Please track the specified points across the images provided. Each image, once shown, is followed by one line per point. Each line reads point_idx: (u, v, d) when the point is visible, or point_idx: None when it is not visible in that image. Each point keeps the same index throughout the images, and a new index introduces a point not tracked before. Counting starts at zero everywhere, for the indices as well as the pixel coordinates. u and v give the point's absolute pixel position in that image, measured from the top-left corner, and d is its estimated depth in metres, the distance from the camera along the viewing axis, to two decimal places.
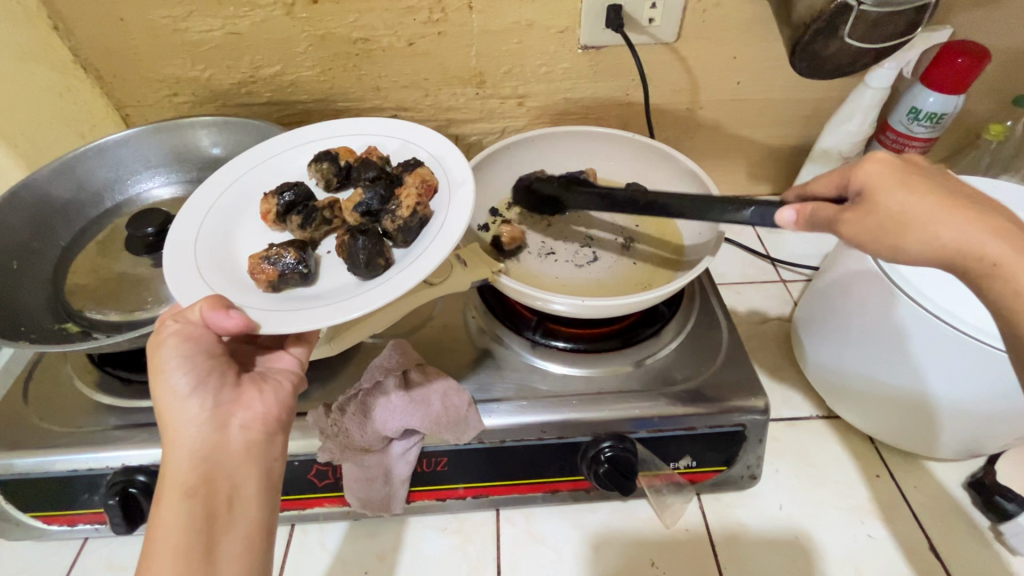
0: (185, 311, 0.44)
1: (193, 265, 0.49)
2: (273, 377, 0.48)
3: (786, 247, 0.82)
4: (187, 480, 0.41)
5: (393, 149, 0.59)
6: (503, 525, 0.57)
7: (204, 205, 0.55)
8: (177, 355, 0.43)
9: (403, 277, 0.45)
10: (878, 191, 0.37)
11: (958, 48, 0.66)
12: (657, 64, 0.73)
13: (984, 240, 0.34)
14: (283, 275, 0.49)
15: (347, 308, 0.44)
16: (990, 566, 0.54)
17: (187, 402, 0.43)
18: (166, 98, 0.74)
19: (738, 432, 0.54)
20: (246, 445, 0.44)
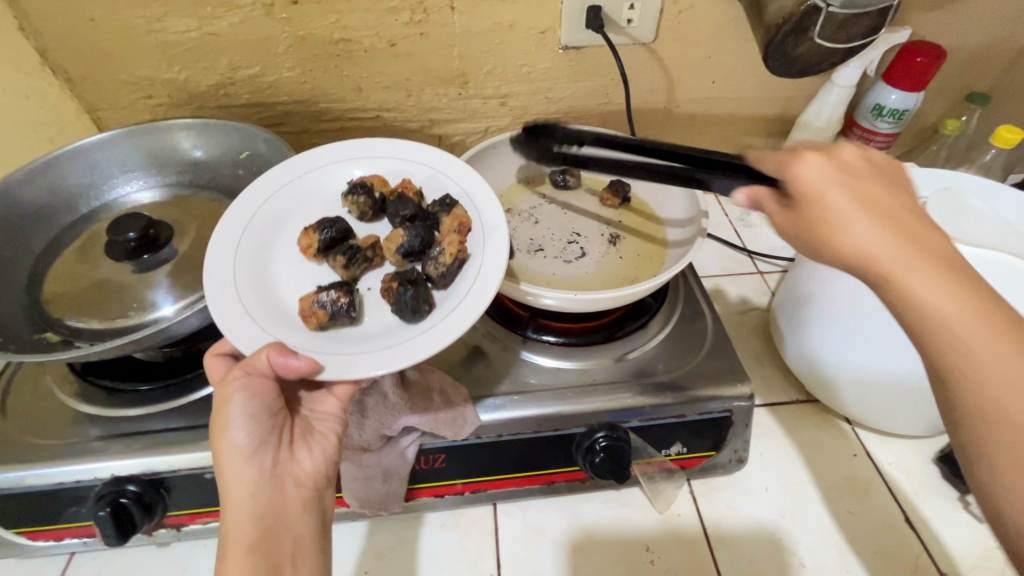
0: (251, 360, 0.44)
1: (239, 302, 0.49)
2: (320, 430, 0.49)
3: (761, 240, 0.85)
4: (250, 536, 0.43)
5: (422, 180, 0.60)
6: (500, 518, 0.58)
7: (236, 232, 0.54)
8: (243, 413, 0.45)
9: (451, 320, 0.47)
10: (818, 188, 0.38)
11: (917, 48, 0.70)
12: (634, 63, 0.75)
13: (884, 243, 0.35)
14: (332, 316, 0.49)
15: (402, 354, 0.46)
16: (959, 533, 0.57)
17: (245, 462, 0.45)
18: (140, 100, 0.73)
19: (726, 418, 0.56)
20: (300, 500, 0.47)
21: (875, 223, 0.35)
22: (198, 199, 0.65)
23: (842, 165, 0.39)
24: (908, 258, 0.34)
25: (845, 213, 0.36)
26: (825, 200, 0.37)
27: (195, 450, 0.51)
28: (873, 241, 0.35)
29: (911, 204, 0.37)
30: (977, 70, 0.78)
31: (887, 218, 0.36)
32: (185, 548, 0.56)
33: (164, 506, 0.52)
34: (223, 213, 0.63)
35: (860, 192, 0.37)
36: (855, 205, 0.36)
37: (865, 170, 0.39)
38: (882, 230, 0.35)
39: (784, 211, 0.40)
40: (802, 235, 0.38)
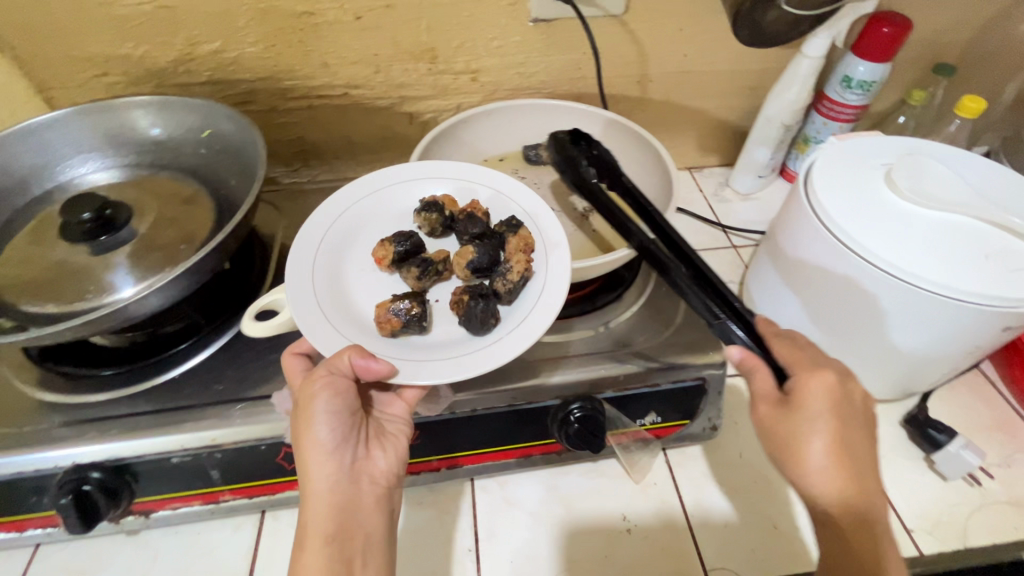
0: (333, 361, 0.46)
1: (316, 303, 0.49)
2: (391, 430, 0.50)
3: (735, 215, 0.86)
4: (327, 527, 0.45)
5: (486, 200, 0.59)
6: (478, 493, 0.58)
7: (317, 236, 0.54)
8: (328, 409, 0.46)
9: (517, 335, 0.47)
10: (813, 409, 0.40)
11: (885, 18, 0.70)
12: (606, 36, 0.74)
13: (827, 484, 0.40)
14: (405, 324, 0.49)
15: (468, 365, 0.46)
16: (926, 492, 0.58)
17: (327, 456, 0.47)
18: (94, 78, 0.70)
19: (699, 385, 0.55)
20: (374, 498, 0.48)
21: (834, 462, 0.40)
22: (159, 180, 0.63)
23: (842, 395, 0.41)
24: (844, 506, 0.39)
25: (815, 449, 0.40)
26: (807, 426, 0.40)
27: (158, 433, 0.49)
28: (821, 475, 0.40)
29: (871, 450, 0.41)
30: (943, 40, 0.78)
31: (849, 462, 0.40)
32: (155, 534, 0.55)
33: (130, 493, 0.50)
34: (186, 194, 0.62)
35: (840, 433, 0.40)
36: (829, 447, 0.40)
37: (852, 408, 0.41)
38: (834, 472, 0.40)
39: (772, 399, 0.42)
40: (771, 432, 0.42)
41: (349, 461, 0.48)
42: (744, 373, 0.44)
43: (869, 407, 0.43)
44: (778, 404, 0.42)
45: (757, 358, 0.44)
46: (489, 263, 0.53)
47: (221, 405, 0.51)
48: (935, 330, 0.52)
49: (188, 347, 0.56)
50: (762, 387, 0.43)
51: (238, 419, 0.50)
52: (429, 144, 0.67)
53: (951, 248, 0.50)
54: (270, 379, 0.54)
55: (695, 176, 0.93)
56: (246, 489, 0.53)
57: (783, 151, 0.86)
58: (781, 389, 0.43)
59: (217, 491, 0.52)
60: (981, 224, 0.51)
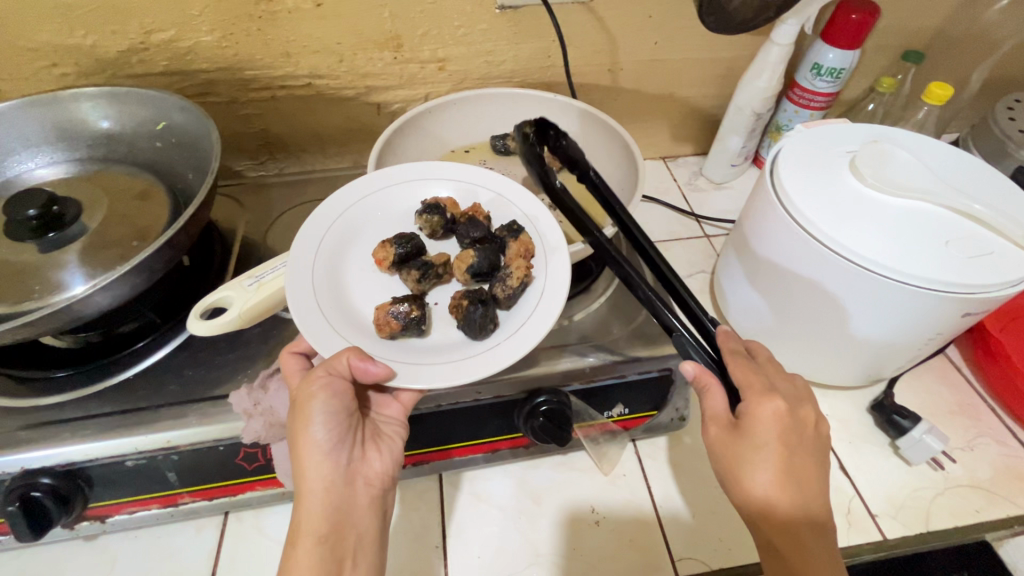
0: (332, 361, 0.44)
1: (315, 304, 0.47)
2: (387, 433, 0.49)
3: (709, 205, 0.86)
4: (321, 527, 0.43)
5: (488, 203, 0.57)
6: (446, 489, 0.58)
7: (318, 232, 0.52)
8: (326, 410, 0.44)
9: (516, 342, 0.46)
10: (759, 437, 0.41)
11: (853, 5, 0.70)
12: (575, 24, 0.73)
13: (771, 510, 0.40)
14: (405, 327, 0.47)
15: (468, 370, 0.45)
16: (891, 477, 0.58)
17: (324, 456, 0.45)
18: (44, 69, 0.67)
19: (666, 376, 0.55)
20: (369, 499, 0.47)
21: (779, 489, 0.40)
22: (112, 174, 0.61)
23: (791, 422, 0.41)
24: (784, 533, 0.40)
25: (760, 476, 0.40)
26: (754, 451, 0.40)
27: (109, 436, 0.47)
28: (766, 500, 0.40)
29: (822, 483, 0.41)
30: (912, 27, 0.78)
31: (797, 494, 0.40)
32: (113, 539, 0.54)
33: (84, 498, 0.48)
34: (140, 188, 0.60)
35: (785, 463, 0.40)
36: (775, 477, 0.40)
37: (798, 435, 0.41)
38: (779, 499, 0.39)
39: (722, 421, 0.43)
40: (719, 453, 0.42)
41: (345, 462, 0.46)
42: (697, 392, 0.45)
43: (821, 435, 0.43)
44: (728, 429, 0.42)
45: (711, 377, 0.44)
46: (489, 269, 0.51)
47: (175, 405, 0.50)
48: (895, 317, 0.52)
49: (143, 347, 0.55)
50: (714, 408, 0.44)
51: (193, 419, 0.49)
52: (394, 134, 0.65)
53: (912, 239, 0.50)
54: (229, 377, 0.53)
55: (669, 165, 0.93)
56: (206, 491, 0.52)
57: (755, 140, 0.85)
58: (733, 412, 0.44)
59: (176, 494, 0.51)
60: (940, 210, 0.52)
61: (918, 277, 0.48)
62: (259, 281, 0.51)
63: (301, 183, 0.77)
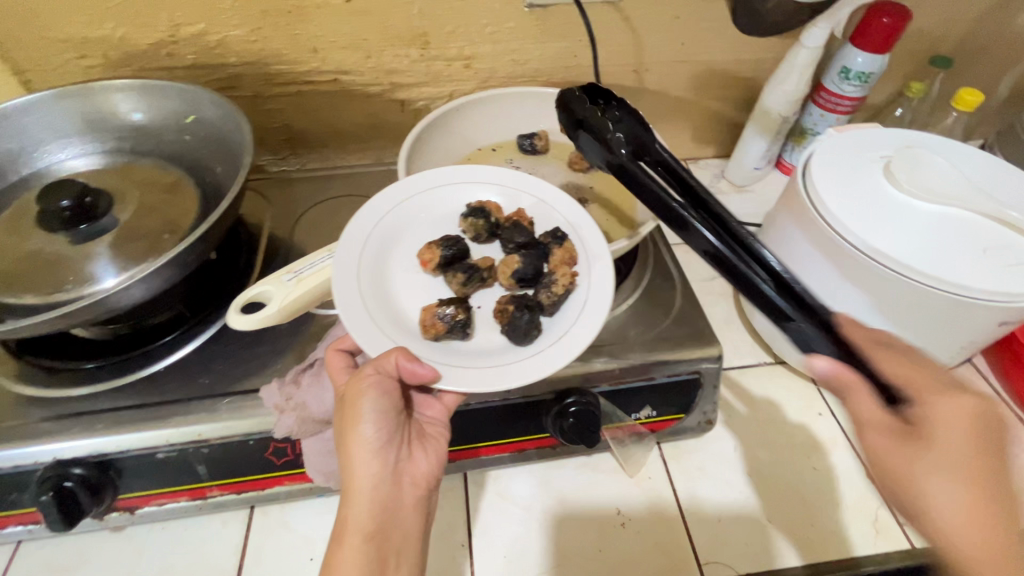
0: (380, 361, 0.44)
1: (360, 300, 0.47)
2: (431, 432, 0.49)
3: (731, 208, 0.86)
4: (368, 524, 0.44)
5: (531, 208, 0.57)
6: (471, 488, 0.58)
7: (365, 227, 0.52)
8: (374, 408, 0.45)
9: (559, 349, 0.46)
10: (942, 440, 0.36)
11: (884, 8, 0.70)
12: (602, 24, 0.72)
13: (965, 531, 0.34)
14: (450, 330, 0.47)
15: (511, 375, 0.44)
16: None
17: (373, 454, 0.45)
18: (73, 60, 0.67)
19: (694, 379, 0.55)
20: (414, 499, 0.47)
21: (971, 503, 0.34)
22: (141, 167, 0.61)
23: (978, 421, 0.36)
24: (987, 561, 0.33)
25: (944, 487, 0.35)
26: (936, 460, 0.35)
27: (140, 428, 0.48)
28: (956, 518, 0.34)
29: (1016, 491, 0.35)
30: (942, 32, 0.78)
31: (992, 508, 0.34)
32: (141, 530, 0.54)
33: (114, 489, 0.49)
34: (169, 181, 0.60)
35: (977, 473, 0.35)
36: (963, 490, 0.34)
37: (982, 435, 0.36)
38: (975, 517, 0.34)
39: (889, 427, 0.38)
40: (890, 466, 0.37)
41: (392, 460, 0.46)
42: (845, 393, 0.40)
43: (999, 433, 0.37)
44: (895, 433, 0.37)
45: (851, 374, 0.39)
46: (534, 274, 0.50)
47: (206, 399, 0.50)
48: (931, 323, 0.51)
49: (173, 341, 0.55)
50: (871, 412, 0.38)
51: (224, 413, 0.49)
52: (424, 130, 0.65)
53: (953, 247, 0.50)
54: (257, 372, 0.53)
55: (690, 167, 0.93)
56: (234, 485, 0.52)
57: (779, 144, 0.85)
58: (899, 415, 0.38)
59: (204, 487, 0.51)
60: (983, 220, 0.51)
61: (963, 288, 0.48)
62: (297, 276, 0.51)
63: (325, 180, 0.77)
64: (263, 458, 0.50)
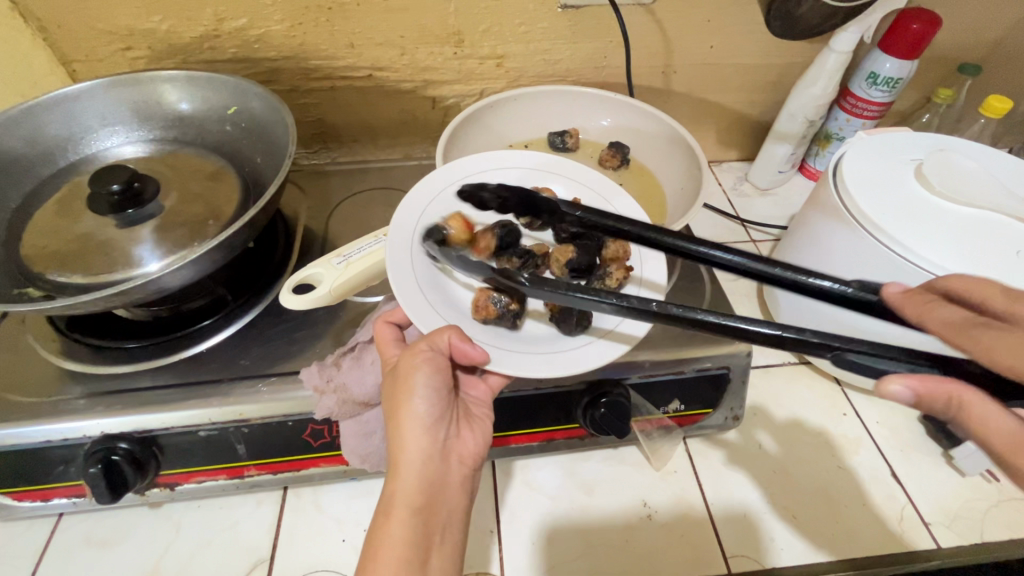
0: (435, 337, 0.45)
1: (414, 276, 0.48)
2: (478, 413, 0.49)
3: (755, 210, 0.86)
4: (415, 499, 0.43)
5: (589, 199, 0.57)
6: (499, 477, 0.59)
7: (421, 206, 0.53)
8: (427, 383, 0.45)
9: (607, 344, 0.47)
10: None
11: (914, 15, 0.70)
12: (634, 25, 0.74)
13: None
14: (501, 316, 0.48)
15: (559, 364, 0.46)
16: (943, 485, 0.58)
17: (424, 430, 0.45)
18: (119, 52, 0.69)
19: (724, 374, 0.56)
20: (460, 479, 0.46)
21: None
22: (186, 156, 0.63)
23: None
24: None
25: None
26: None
27: (185, 406, 0.49)
28: None
29: None
30: (970, 40, 0.78)
31: None
32: (178, 508, 0.55)
33: (157, 465, 0.50)
34: (213, 170, 0.61)
35: None
36: None
37: None
38: None
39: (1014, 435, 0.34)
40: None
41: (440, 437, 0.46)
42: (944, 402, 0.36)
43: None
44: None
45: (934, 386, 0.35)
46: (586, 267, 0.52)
47: (247, 380, 0.51)
48: None
49: (212, 324, 0.56)
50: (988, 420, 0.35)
51: (265, 394, 0.50)
52: (459, 125, 0.67)
53: (987, 247, 0.50)
54: (295, 355, 0.54)
55: (714, 169, 0.93)
56: (271, 465, 0.53)
57: (804, 147, 0.86)
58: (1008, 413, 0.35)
59: (242, 466, 0.53)
60: (1013, 221, 0.51)
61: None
62: (347, 260, 0.53)
63: (358, 174, 0.79)
64: (302, 438, 0.51)
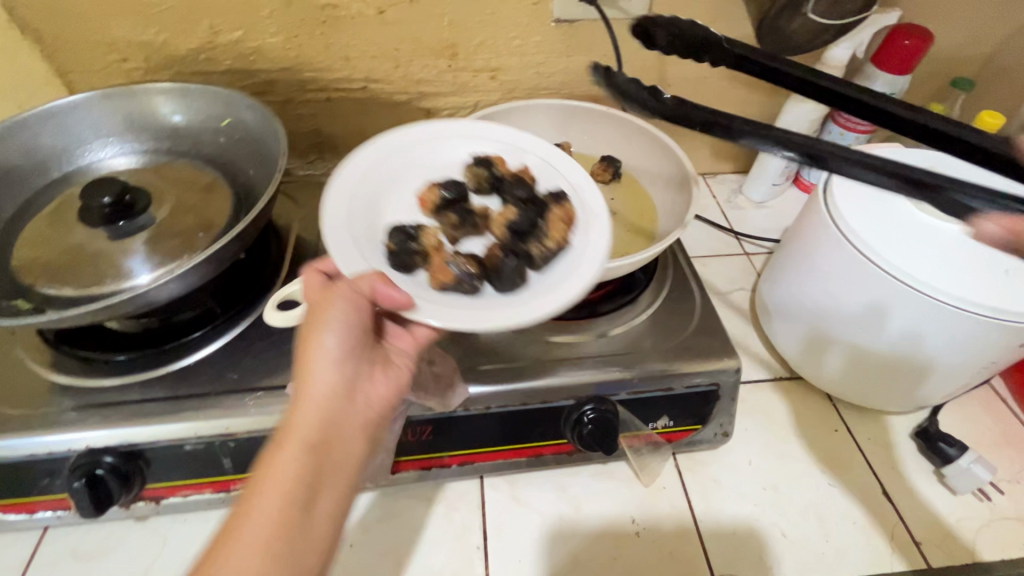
0: (359, 279, 0.44)
1: (347, 227, 0.49)
2: (397, 360, 0.48)
3: (749, 222, 0.86)
4: (312, 434, 0.40)
5: (535, 166, 0.58)
6: (487, 492, 0.58)
7: (368, 163, 0.55)
8: (342, 315, 0.43)
9: (540, 301, 0.46)
10: None
11: (906, 31, 0.70)
12: (627, 39, 0.74)
13: None
14: (457, 282, 0.48)
15: (487, 321, 0.45)
16: (935, 503, 0.58)
17: (332, 363, 0.42)
18: (115, 63, 0.70)
19: (713, 390, 0.56)
20: (364, 421, 0.43)
21: None
22: (178, 167, 0.63)
23: None
24: None
25: None
26: None
27: (172, 420, 0.49)
28: None
29: None
30: (962, 56, 0.78)
31: None
32: (164, 521, 0.55)
33: (143, 479, 0.50)
34: (205, 181, 0.62)
35: None
36: None
37: None
38: None
39: None
40: None
41: (349, 372, 0.43)
42: None
43: None
44: None
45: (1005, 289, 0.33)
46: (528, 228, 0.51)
47: (234, 394, 0.51)
48: (953, 341, 0.51)
49: (201, 336, 0.56)
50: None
51: (252, 409, 0.50)
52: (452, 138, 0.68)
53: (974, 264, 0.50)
54: (283, 369, 0.54)
55: (708, 181, 0.93)
56: None
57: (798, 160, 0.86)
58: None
59: (229, 481, 0.52)
60: None
61: (980, 306, 0.48)
62: None
63: None
64: None
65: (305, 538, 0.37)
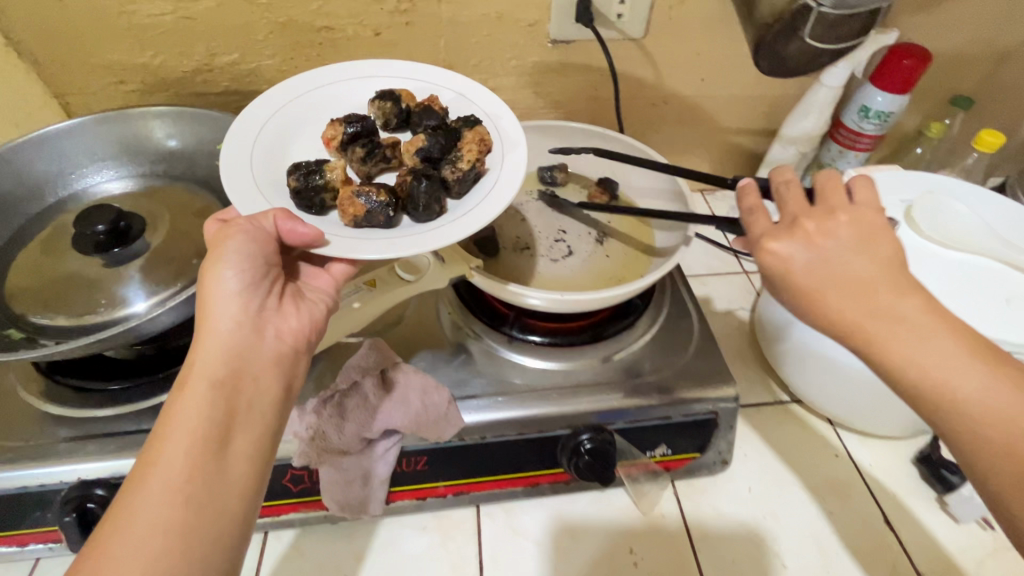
0: (258, 215, 0.44)
1: (251, 174, 0.49)
2: (309, 295, 0.47)
3: None
4: (217, 369, 0.40)
5: (449, 100, 0.57)
6: (483, 520, 0.57)
7: (270, 108, 0.54)
8: (240, 252, 0.42)
9: (457, 224, 0.47)
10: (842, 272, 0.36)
11: (905, 50, 0.70)
12: (625, 59, 0.74)
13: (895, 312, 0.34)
14: (370, 213, 0.48)
15: (400, 245, 0.45)
16: (937, 532, 0.57)
17: (234, 300, 0.42)
18: (112, 85, 0.70)
19: (712, 419, 0.55)
20: (277, 354, 0.43)
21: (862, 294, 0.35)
22: (174, 191, 0.63)
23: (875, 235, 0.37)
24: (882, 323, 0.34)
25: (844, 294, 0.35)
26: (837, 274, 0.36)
27: None
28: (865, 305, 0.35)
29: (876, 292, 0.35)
30: (961, 74, 0.78)
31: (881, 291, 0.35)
32: None
33: None
34: (200, 206, 0.61)
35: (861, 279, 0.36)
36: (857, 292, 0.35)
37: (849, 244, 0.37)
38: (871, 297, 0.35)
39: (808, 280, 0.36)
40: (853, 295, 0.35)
41: (255, 308, 0.43)
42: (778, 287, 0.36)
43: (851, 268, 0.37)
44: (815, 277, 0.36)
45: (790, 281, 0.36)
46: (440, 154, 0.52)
47: None
48: None
49: None
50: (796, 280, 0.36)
51: None
52: None
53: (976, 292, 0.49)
54: None
55: (708, 198, 0.93)
56: None
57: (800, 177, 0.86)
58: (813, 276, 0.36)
59: None
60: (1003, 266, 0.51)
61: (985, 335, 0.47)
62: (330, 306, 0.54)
63: None
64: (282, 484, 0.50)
65: (219, 467, 0.37)
